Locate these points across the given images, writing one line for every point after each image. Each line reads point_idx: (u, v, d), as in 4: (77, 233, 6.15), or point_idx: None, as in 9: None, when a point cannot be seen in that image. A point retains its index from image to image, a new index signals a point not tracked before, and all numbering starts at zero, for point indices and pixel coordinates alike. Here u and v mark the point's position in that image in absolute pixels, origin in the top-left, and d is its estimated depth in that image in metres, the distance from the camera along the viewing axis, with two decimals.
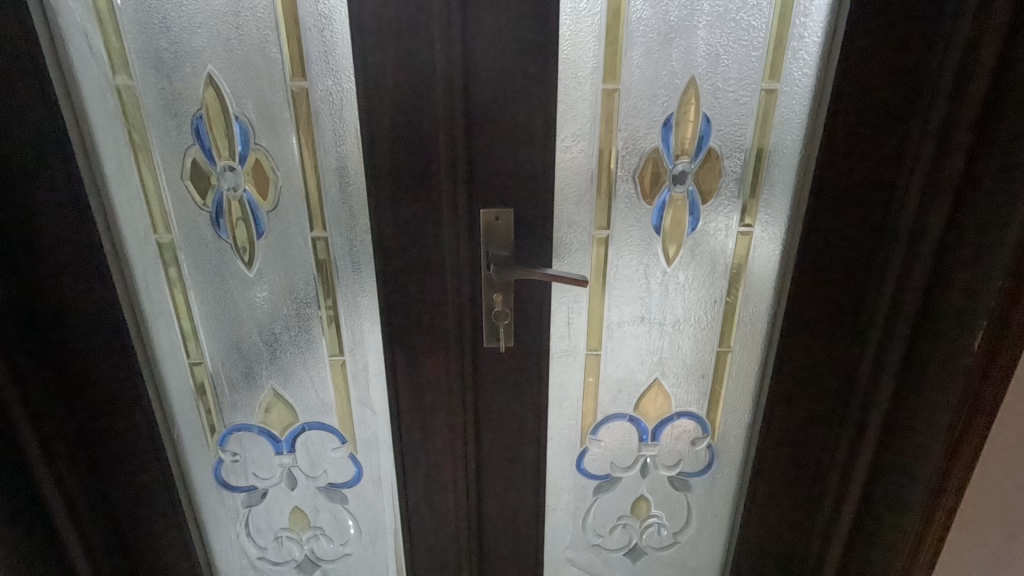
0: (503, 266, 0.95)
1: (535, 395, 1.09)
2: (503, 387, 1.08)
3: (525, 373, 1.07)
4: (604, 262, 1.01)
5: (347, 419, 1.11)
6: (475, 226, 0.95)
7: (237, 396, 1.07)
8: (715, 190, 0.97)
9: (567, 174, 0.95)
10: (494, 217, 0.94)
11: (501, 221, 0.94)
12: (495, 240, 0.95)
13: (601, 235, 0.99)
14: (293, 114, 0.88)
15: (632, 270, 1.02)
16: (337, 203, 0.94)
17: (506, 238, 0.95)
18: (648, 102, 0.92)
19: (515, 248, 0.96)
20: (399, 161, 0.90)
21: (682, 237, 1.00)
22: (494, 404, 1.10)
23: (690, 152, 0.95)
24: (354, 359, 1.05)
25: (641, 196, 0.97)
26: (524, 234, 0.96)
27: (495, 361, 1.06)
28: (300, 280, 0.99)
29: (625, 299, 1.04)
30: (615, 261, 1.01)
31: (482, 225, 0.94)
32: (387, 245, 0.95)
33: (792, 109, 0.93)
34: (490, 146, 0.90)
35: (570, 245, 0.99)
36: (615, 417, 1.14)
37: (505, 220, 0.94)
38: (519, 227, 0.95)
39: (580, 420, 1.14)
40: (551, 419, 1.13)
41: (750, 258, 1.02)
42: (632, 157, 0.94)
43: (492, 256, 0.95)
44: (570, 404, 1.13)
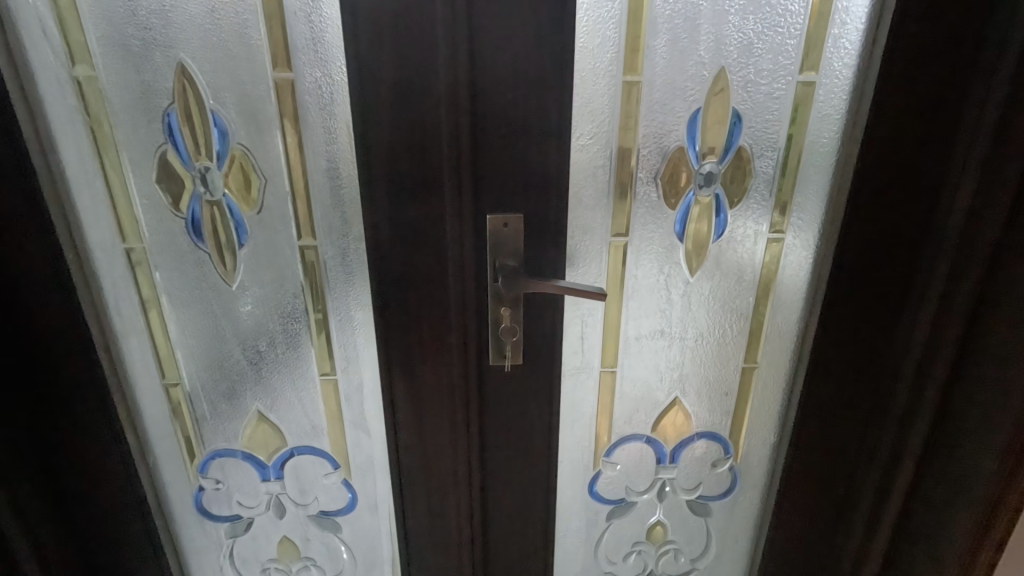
0: (512, 278, 0.86)
1: (545, 415, 1.00)
2: (511, 408, 0.99)
3: (535, 393, 0.98)
4: (621, 272, 0.92)
5: (340, 443, 1.02)
6: (481, 233, 0.85)
7: (219, 419, 0.98)
8: (744, 193, 0.89)
9: (582, 176, 0.86)
10: (502, 223, 0.85)
11: (509, 228, 0.85)
12: (503, 249, 0.86)
13: (619, 243, 0.90)
14: (277, 110, 0.78)
15: (651, 280, 0.93)
16: (328, 208, 0.84)
17: (515, 247, 0.86)
18: (672, 96, 0.83)
19: (525, 257, 0.87)
20: (397, 162, 0.80)
21: (707, 245, 0.92)
22: (500, 426, 1.01)
23: (717, 152, 0.86)
24: (348, 378, 0.96)
25: (663, 199, 0.88)
26: (535, 242, 0.87)
27: (502, 380, 0.96)
28: (287, 293, 0.89)
29: (644, 312, 0.95)
30: (633, 271, 0.92)
31: (489, 232, 0.85)
32: (385, 255, 0.86)
33: (830, 103, 0.84)
34: (497, 145, 0.81)
35: (585, 254, 0.90)
36: (631, 439, 1.05)
37: (515, 226, 0.85)
38: (529, 234, 0.86)
39: (594, 442, 1.05)
40: (562, 441, 1.05)
41: (780, 267, 0.94)
42: (654, 156, 0.86)
43: (500, 267, 0.86)
44: (582, 425, 1.04)
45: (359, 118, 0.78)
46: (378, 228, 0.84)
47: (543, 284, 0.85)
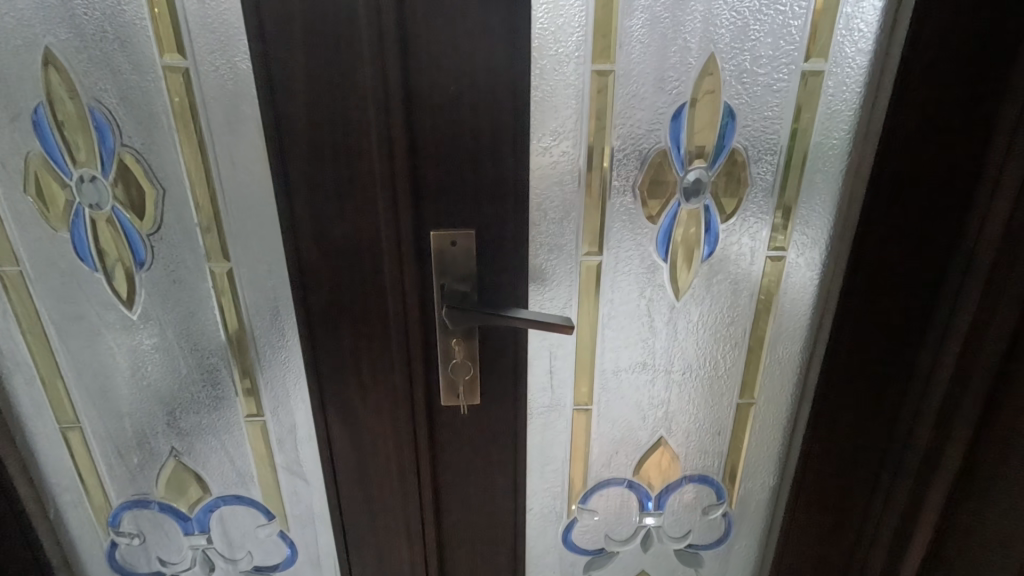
0: (462, 308, 0.72)
1: (509, 459, 0.87)
2: (469, 452, 0.86)
3: (496, 434, 0.85)
4: (594, 297, 0.79)
5: (273, 492, 0.88)
6: (425, 253, 0.72)
7: (129, 466, 0.84)
8: (738, 204, 0.75)
9: (545, 184, 0.72)
10: (449, 241, 0.71)
11: (458, 246, 0.72)
12: (452, 271, 0.72)
13: (592, 263, 0.77)
14: (171, 105, 0.65)
15: (630, 306, 0.80)
16: (242, 223, 0.70)
17: (466, 268, 0.73)
18: (651, 89, 0.70)
19: (479, 280, 0.74)
20: (320, 170, 0.67)
21: (695, 264, 0.78)
22: (458, 473, 0.87)
23: (706, 155, 0.73)
24: (277, 419, 0.83)
25: (643, 213, 0.75)
26: (490, 262, 0.73)
27: (457, 420, 0.83)
28: (199, 323, 0.76)
29: (623, 342, 0.82)
30: (609, 295, 0.79)
31: (434, 251, 0.72)
32: (311, 279, 0.72)
33: (841, 98, 0.71)
34: (440, 149, 0.67)
35: (551, 276, 0.77)
36: (610, 483, 0.92)
37: (464, 245, 0.71)
38: (482, 254, 0.73)
39: (567, 488, 0.92)
40: (531, 488, 0.91)
41: (781, 289, 0.80)
42: (631, 161, 0.72)
43: (448, 293, 0.73)
44: (554, 469, 0.90)
45: (270, 115, 0.64)
46: (301, 247, 0.70)
47: (498, 315, 0.72)
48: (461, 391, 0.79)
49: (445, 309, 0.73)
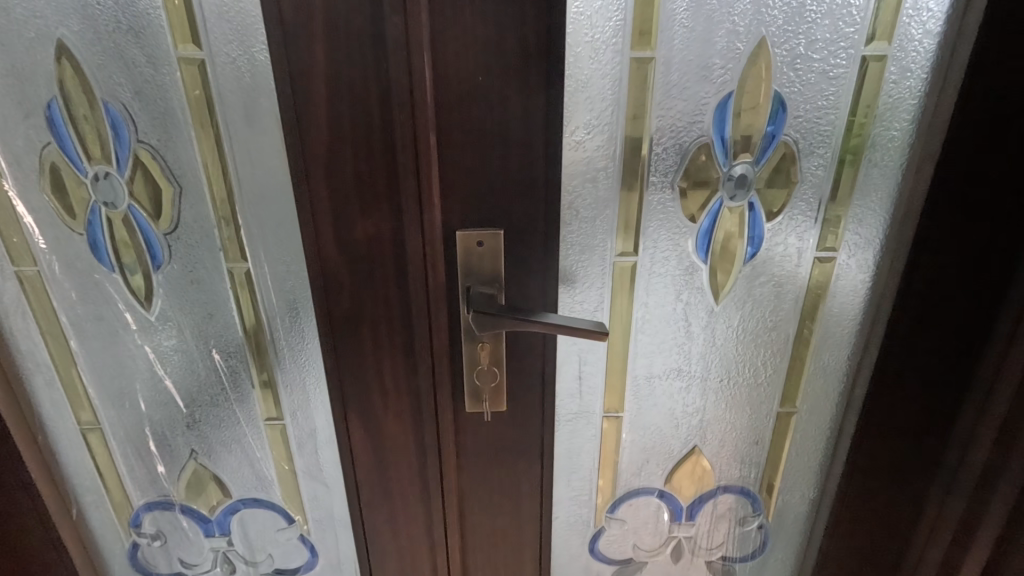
0: (490, 311, 0.69)
1: (535, 467, 0.84)
2: (494, 458, 0.83)
3: (522, 441, 0.82)
4: (628, 300, 0.74)
5: (293, 495, 0.86)
6: (450, 254, 0.68)
7: (150, 468, 0.83)
8: (785, 201, 0.70)
9: (577, 181, 0.68)
10: (476, 241, 0.68)
11: (485, 246, 0.68)
12: (478, 274, 0.69)
13: (626, 264, 0.72)
14: (187, 98, 0.62)
15: (666, 310, 0.75)
16: (261, 221, 0.68)
17: (493, 270, 0.69)
18: (694, 77, 0.65)
19: (506, 281, 0.70)
20: (342, 167, 0.64)
21: (736, 266, 0.73)
22: (481, 481, 0.84)
23: (752, 149, 0.68)
24: (297, 422, 0.80)
25: (682, 211, 0.70)
26: (518, 263, 0.70)
27: (482, 426, 0.80)
28: (218, 324, 0.74)
29: (656, 348, 0.77)
30: (644, 298, 0.74)
31: (459, 252, 0.68)
32: (332, 281, 0.69)
33: (904, 85, 0.65)
34: (467, 144, 0.64)
35: (582, 278, 0.73)
36: (639, 493, 0.88)
37: (492, 245, 0.68)
38: (510, 254, 0.69)
39: (595, 496, 0.88)
40: (557, 495, 0.88)
41: (829, 293, 0.75)
42: (671, 155, 0.68)
43: (474, 295, 0.70)
44: (580, 477, 0.86)
45: (290, 109, 0.61)
46: (320, 248, 0.67)
47: (528, 317, 0.68)
48: (486, 396, 0.76)
49: (473, 313, 0.70)
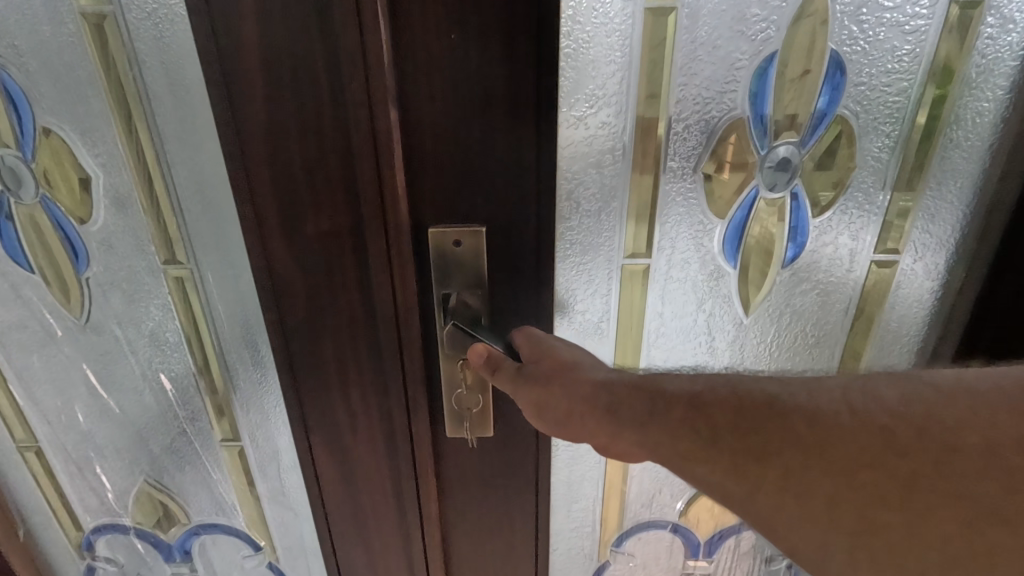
0: (471, 332, 0.59)
1: (529, 498, 0.73)
2: (482, 488, 0.72)
3: (514, 469, 0.71)
4: (640, 311, 0.64)
5: (258, 522, 0.76)
6: (424, 255, 0.57)
7: (98, 490, 0.75)
8: (839, 190, 0.57)
9: (577, 165, 0.57)
10: (452, 240, 0.56)
11: (464, 246, 0.57)
12: (456, 278, 0.58)
13: (637, 267, 0.62)
14: (98, 65, 0.52)
15: (684, 322, 0.65)
16: (197, 216, 0.57)
17: (475, 274, 0.58)
18: (726, 34, 0.53)
19: (491, 287, 0.60)
20: (287, 148, 0.52)
21: (773, 269, 0.61)
22: (467, 512, 0.74)
23: (798, 126, 0.56)
24: (256, 444, 0.70)
25: (707, 204, 0.59)
26: (505, 266, 0.58)
27: (466, 454, 0.69)
28: (157, 334, 0.64)
29: (673, 364, 0.67)
30: (658, 309, 0.64)
31: (434, 252, 0.57)
32: (286, 287, 0.58)
33: (1002, 41, 0.51)
34: (439, 119, 0.52)
35: (584, 285, 0.62)
36: (650, 526, 0.77)
37: (473, 244, 0.56)
38: (495, 254, 0.58)
39: (600, 528, 0.77)
40: (556, 527, 0.77)
41: (887, 304, 0.62)
42: (695, 134, 0.56)
43: (453, 305, 0.59)
44: (582, 507, 0.75)
45: (218, 75, 0.50)
46: (266, 248, 0.56)
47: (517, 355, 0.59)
48: (471, 420, 0.66)
49: (451, 328, 0.59)
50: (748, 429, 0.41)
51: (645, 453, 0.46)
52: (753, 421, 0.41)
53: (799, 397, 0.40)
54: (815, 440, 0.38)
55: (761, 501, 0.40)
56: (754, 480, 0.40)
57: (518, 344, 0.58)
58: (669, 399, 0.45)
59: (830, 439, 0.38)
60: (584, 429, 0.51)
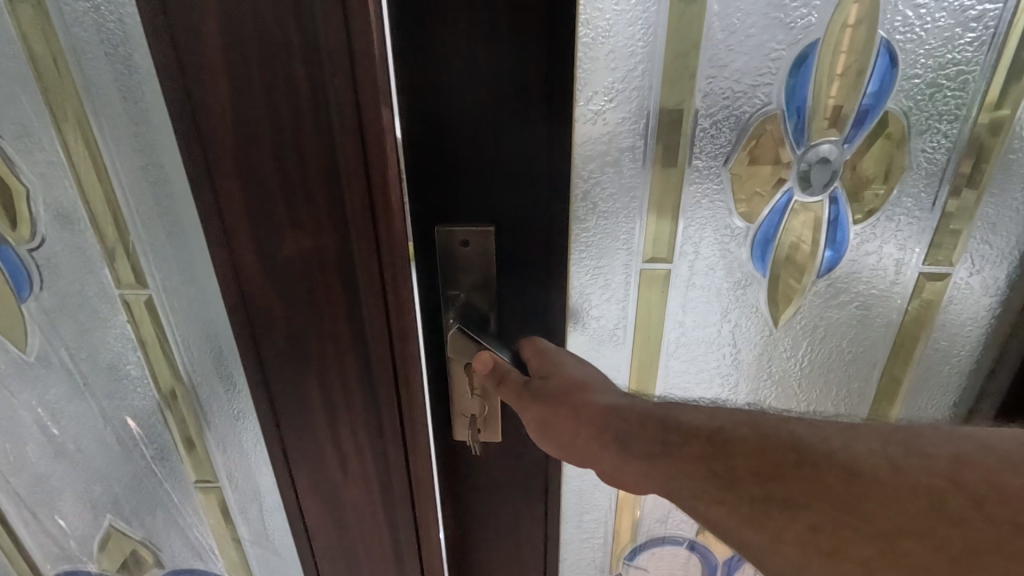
0: (476, 337, 0.53)
1: (539, 520, 0.67)
2: (489, 517, 0.66)
3: (523, 497, 0.65)
4: (660, 318, 0.58)
5: (240, 564, 0.69)
6: (429, 254, 0.52)
7: (57, 537, 0.67)
8: (883, 196, 0.52)
9: (593, 165, 0.51)
10: (460, 240, 0.51)
11: (471, 246, 0.52)
12: (463, 280, 0.53)
13: (656, 272, 0.56)
14: (31, 61, 0.44)
15: (708, 333, 0.59)
16: (156, 233, 0.50)
17: (482, 275, 0.53)
18: (762, 21, 0.47)
19: (501, 290, 0.54)
20: (258, 152, 0.45)
21: (809, 278, 0.56)
22: (471, 535, 0.68)
23: (840, 123, 0.50)
24: (235, 484, 0.63)
25: (734, 206, 0.54)
26: (516, 269, 0.53)
27: (469, 472, 0.63)
28: (117, 366, 0.56)
29: (693, 376, 0.62)
30: (678, 318, 0.59)
31: (440, 253, 0.52)
32: (263, 311, 0.51)
33: None
34: (448, 114, 0.47)
35: (599, 290, 0.57)
36: (666, 543, 0.74)
37: (480, 246, 0.51)
38: (505, 257, 0.53)
39: (612, 541, 0.72)
40: (566, 544, 0.72)
41: (939, 321, 0.57)
42: (726, 131, 0.51)
43: (460, 305, 0.54)
44: (594, 517, 0.70)
45: (171, 67, 0.42)
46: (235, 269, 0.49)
47: (525, 368, 0.53)
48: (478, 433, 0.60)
49: (455, 332, 0.54)
50: (772, 475, 0.37)
51: (654, 489, 0.42)
52: (779, 466, 0.37)
53: (833, 442, 0.36)
54: (846, 490, 0.34)
55: (783, 554, 0.36)
56: (775, 530, 0.36)
57: (526, 356, 0.53)
58: (685, 433, 0.41)
59: (862, 495, 0.34)
60: (587, 457, 0.47)
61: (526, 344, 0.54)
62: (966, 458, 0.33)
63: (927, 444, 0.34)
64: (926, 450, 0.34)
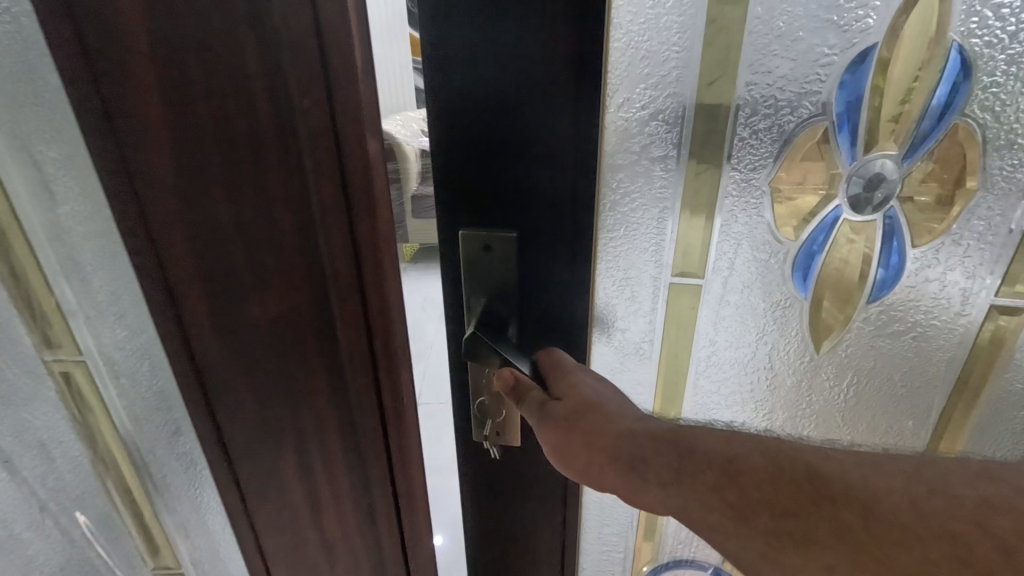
0: (493, 346, 0.47)
1: (555, 545, 0.66)
2: (508, 538, 0.65)
3: (543, 519, 0.63)
4: (689, 333, 0.54)
5: None
6: (452, 258, 0.48)
7: None
8: (949, 218, 0.46)
9: (622, 174, 0.48)
10: (480, 244, 0.47)
11: (493, 252, 0.47)
12: (483, 287, 0.49)
13: (687, 286, 0.52)
14: None
15: (739, 354, 0.55)
16: (84, 271, 0.47)
17: (504, 282, 0.49)
18: (811, 24, 0.41)
19: (525, 297, 0.50)
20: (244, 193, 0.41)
21: (857, 301, 0.50)
22: (489, 555, 0.67)
23: (901, 135, 0.44)
24: (184, 531, 0.60)
25: (776, 221, 0.48)
26: (540, 279, 0.49)
27: (489, 492, 0.62)
28: (54, 413, 0.54)
29: (723, 397, 0.57)
30: (709, 336, 0.54)
31: (462, 258, 0.48)
32: (259, 360, 0.47)
33: None
34: (470, 125, 0.43)
35: (624, 302, 0.53)
36: (687, 566, 0.74)
37: (502, 252, 0.47)
38: (527, 266, 0.48)
39: (630, 556, 0.74)
40: (586, 560, 0.73)
41: (1013, 359, 0.51)
42: (768, 141, 0.45)
43: (480, 313, 0.49)
44: (613, 536, 0.72)
45: (145, 104, 0.38)
46: (223, 314, 0.46)
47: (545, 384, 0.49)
48: (497, 440, 0.58)
49: (470, 337, 0.47)
50: (788, 509, 0.35)
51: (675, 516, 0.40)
52: (801, 501, 0.35)
53: (851, 474, 0.35)
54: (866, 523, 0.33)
55: None
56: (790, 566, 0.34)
57: (545, 368, 0.49)
58: (702, 460, 0.39)
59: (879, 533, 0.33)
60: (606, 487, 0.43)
61: (543, 356, 0.50)
62: (997, 497, 0.32)
63: (953, 483, 0.33)
64: (952, 489, 0.33)
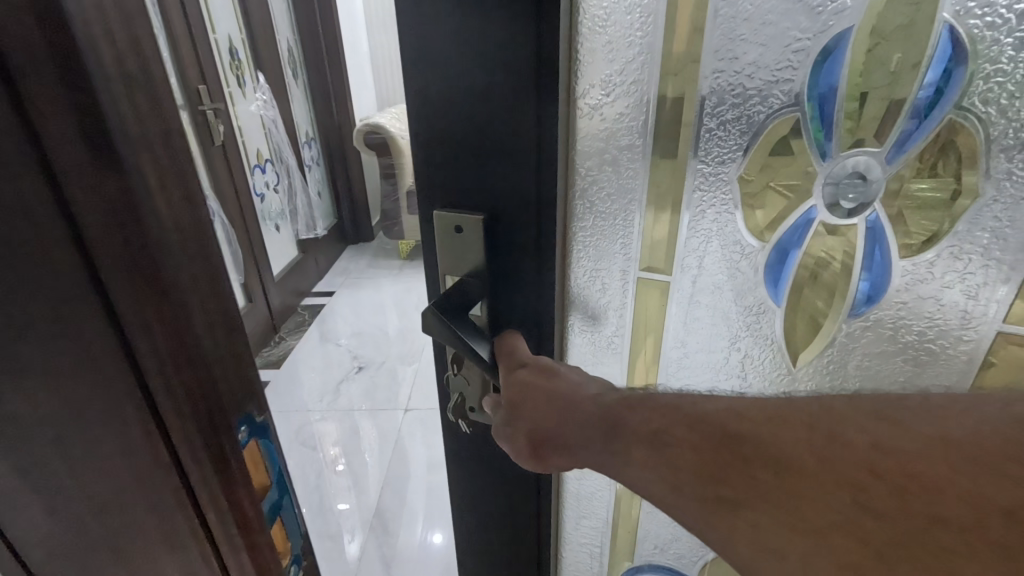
0: (454, 322, 0.49)
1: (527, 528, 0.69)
2: (481, 510, 0.69)
3: (516, 497, 0.67)
4: (658, 331, 0.54)
5: None
6: (428, 240, 0.52)
7: None
8: (944, 225, 0.41)
9: (591, 162, 0.48)
10: (453, 225, 0.49)
11: (466, 233, 0.49)
12: (456, 265, 0.51)
13: (654, 283, 0.51)
14: None
15: (712, 359, 0.53)
16: None
17: (473, 264, 0.50)
18: (781, 6, 0.39)
19: (493, 279, 0.51)
20: (45, 214, 0.38)
21: (837, 313, 0.47)
22: (464, 529, 0.72)
23: (882, 130, 0.41)
24: None
25: (746, 220, 0.46)
26: (501, 266, 0.51)
27: (462, 462, 0.66)
28: None
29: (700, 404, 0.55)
30: (679, 337, 0.53)
31: (436, 236, 0.50)
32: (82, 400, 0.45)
33: None
34: (430, 117, 0.45)
35: (597, 292, 0.53)
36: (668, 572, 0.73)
37: (473, 233, 0.49)
38: (492, 251, 0.50)
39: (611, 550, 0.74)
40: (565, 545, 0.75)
41: None
42: (736, 136, 0.43)
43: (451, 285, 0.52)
44: (592, 525, 0.73)
45: None
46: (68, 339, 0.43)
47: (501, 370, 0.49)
48: (465, 417, 0.60)
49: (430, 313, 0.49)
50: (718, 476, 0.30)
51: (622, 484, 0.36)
52: (718, 463, 0.30)
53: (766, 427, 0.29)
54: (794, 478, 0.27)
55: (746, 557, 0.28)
56: (735, 531, 0.29)
57: (502, 353, 0.50)
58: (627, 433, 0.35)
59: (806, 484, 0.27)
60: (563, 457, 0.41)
61: (503, 341, 0.51)
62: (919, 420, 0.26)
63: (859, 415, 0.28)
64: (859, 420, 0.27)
